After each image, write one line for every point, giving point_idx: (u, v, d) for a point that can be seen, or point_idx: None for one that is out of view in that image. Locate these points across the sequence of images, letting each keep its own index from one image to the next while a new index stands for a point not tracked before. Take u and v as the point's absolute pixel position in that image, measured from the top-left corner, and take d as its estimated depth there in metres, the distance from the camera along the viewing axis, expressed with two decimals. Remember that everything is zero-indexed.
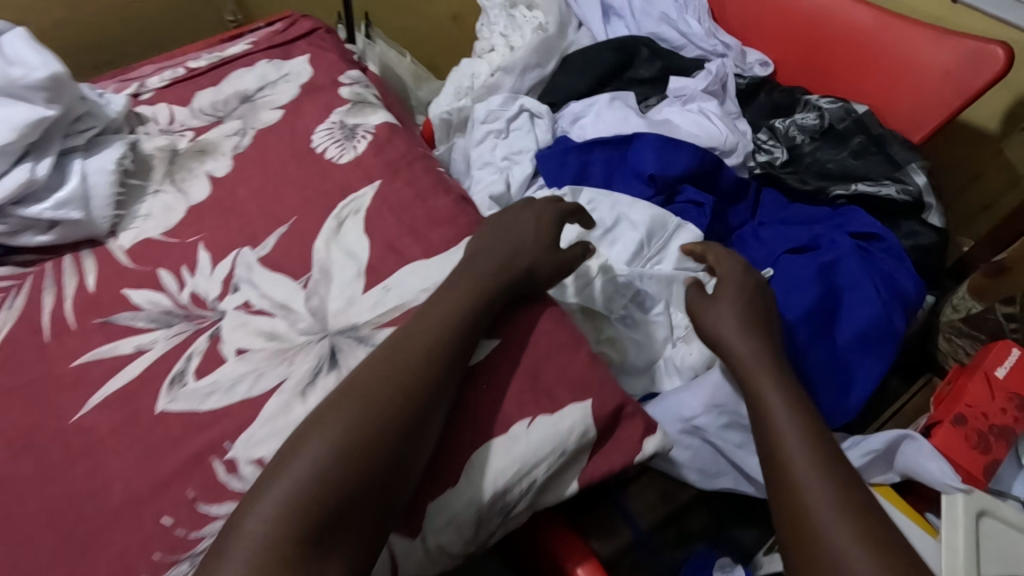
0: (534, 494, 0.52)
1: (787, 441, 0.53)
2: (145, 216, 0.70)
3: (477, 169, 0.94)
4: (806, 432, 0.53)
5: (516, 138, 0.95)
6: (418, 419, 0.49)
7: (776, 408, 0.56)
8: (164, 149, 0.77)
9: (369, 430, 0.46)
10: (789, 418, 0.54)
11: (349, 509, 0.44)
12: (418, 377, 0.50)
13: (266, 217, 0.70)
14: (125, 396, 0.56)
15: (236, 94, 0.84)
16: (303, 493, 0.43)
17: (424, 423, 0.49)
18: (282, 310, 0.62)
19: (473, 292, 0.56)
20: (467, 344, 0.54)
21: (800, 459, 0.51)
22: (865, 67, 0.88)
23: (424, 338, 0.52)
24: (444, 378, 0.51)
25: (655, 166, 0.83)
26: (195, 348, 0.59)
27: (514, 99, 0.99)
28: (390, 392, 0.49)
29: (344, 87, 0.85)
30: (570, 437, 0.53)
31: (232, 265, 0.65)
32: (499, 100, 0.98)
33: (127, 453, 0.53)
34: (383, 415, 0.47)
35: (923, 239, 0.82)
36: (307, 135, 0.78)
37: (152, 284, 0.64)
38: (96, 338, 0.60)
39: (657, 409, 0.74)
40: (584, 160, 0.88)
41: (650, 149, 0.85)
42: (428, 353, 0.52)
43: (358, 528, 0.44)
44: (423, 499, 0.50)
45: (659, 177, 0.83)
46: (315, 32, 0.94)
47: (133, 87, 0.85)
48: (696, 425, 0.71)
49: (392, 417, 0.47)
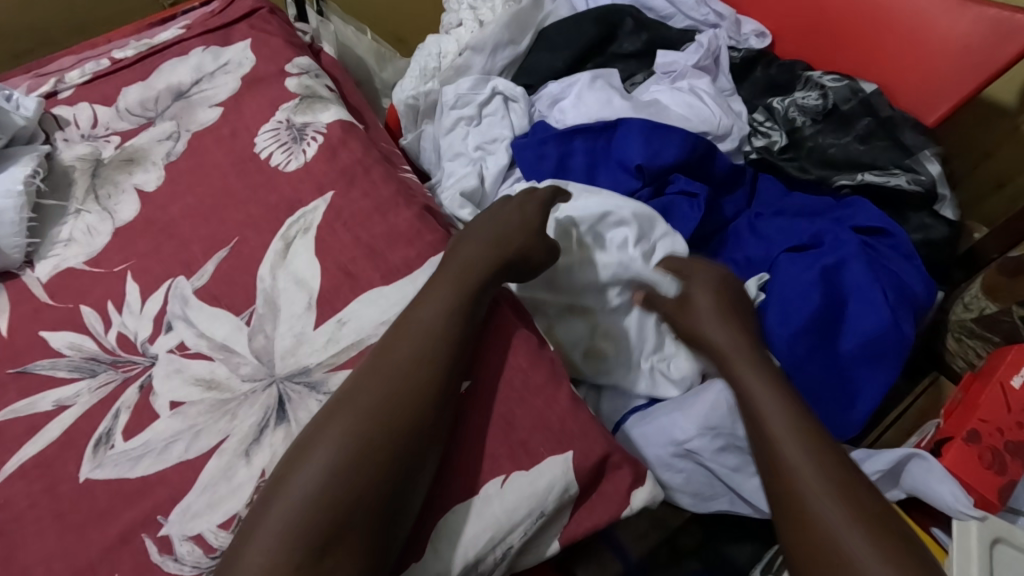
0: (510, 560, 0.47)
1: (796, 464, 0.48)
2: (66, 242, 0.62)
3: (448, 160, 0.85)
4: (813, 468, 0.47)
5: (489, 125, 0.86)
6: (398, 475, 0.43)
7: (783, 421, 0.51)
8: (86, 159, 0.68)
9: (337, 502, 0.41)
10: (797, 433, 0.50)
11: (349, 522, 0.41)
12: (414, 378, 0.47)
13: (203, 239, 0.61)
14: (44, 462, 0.49)
15: (168, 89, 0.74)
16: (300, 512, 0.41)
17: (423, 427, 0.45)
18: (223, 352, 0.54)
19: (461, 288, 0.52)
20: (449, 368, 0.48)
21: (810, 489, 0.47)
22: (875, 40, 0.79)
23: (393, 381, 0.46)
24: (445, 374, 0.48)
25: (642, 155, 0.74)
26: (123, 401, 0.52)
27: (485, 80, 0.88)
28: (383, 398, 0.46)
29: (291, 78, 0.75)
30: (549, 496, 0.47)
31: (164, 299, 0.58)
32: (468, 82, 0.87)
33: (47, 533, 0.46)
34: (379, 422, 0.45)
35: (934, 232, 0.75)
36: (249, 138, 0.69)
37: (74, 325, 0.57)
38: (10, 392, 0.53)
39: (643, 430, 0.66)
40: (563, 150, 0.78)
41: (637, 136, 0.75)
42: (397, 399, 0.45)
43: (362, 540, 0.41)
44: (432, 513, 0.46)
45: (647, 167, 0.74)
46: (258, 12, 0.83)
47: (49, 83, 0.74)
48: (688, 449, 0.64)
49: (364, 479, 0.42)
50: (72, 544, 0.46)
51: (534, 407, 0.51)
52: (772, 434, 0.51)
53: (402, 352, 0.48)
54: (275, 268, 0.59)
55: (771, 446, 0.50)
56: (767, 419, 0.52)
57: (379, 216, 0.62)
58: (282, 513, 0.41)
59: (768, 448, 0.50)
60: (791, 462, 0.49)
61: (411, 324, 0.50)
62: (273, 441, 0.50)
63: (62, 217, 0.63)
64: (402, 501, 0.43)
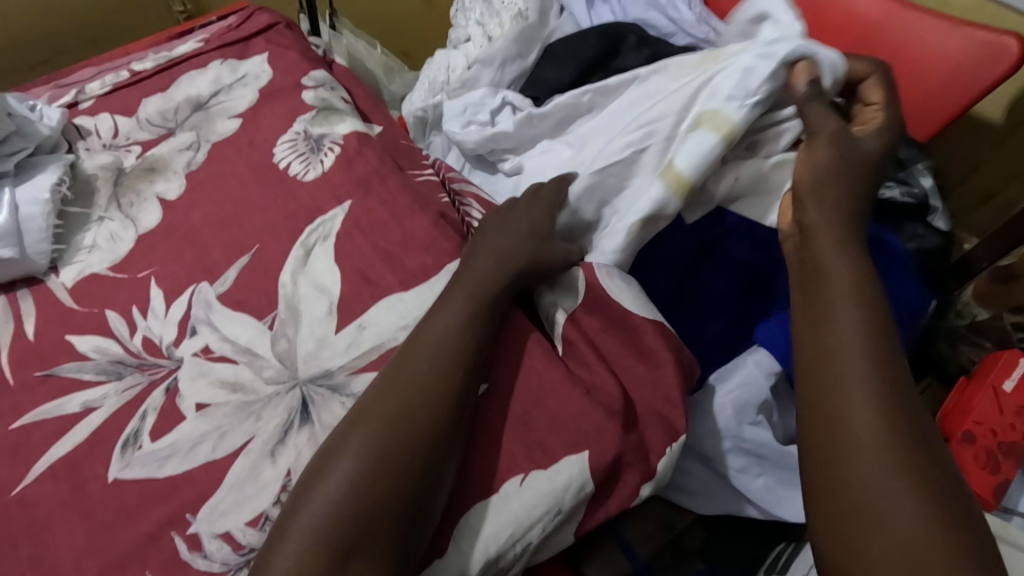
0: (529, 556, 0.49)
1: (856, 446, 0.41)
2: (90, 248, 0.63)
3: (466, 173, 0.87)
4: (876, 400, 0.42)
5: None
6: (416, 497, 0.44)
7: (851, 394, 0.43)
8: (109, 167, 0.69)
9: (362, 510, 0.43)
10: (865, 410, 0.42)
11: (374, 527, 0.42)
12: (431, 386, 0.48)
13: (225, 246, 0.63)
14: (72, 462, 0.50)
15: (187, 100, 0.76)
16: (330, 518, 0.42)
17: (445, 434, 0.47)
18: (246, 355, 0.56)
19: (475, 299, 0.54)
20: (466, 377, 0.50)
21: (862, 474, 0.40)
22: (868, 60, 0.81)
23: (405, 406, 0.47)
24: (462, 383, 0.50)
25: None
26: (150, 403, 0.53)
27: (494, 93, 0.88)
28: (403, 407, 0.47)
29: (308, 91, 0.77)
30: (566, 494, 0.49)
31: (188, 304, 0.59)
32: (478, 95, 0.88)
33: (77, 531, 0.47)
34: (399, 430, 0.46)
35: (928, 242, 0.78)
36: (268, 148, 0.71)
37: (99, 329, 0.58)
38: (37, 394, 0.54)
39: None
40: None
41: None
42: (411, 424, 0.46)
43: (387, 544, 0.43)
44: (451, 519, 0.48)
45: None
46: (275, 27, 0.85)
47: (71, 94, 0.76)
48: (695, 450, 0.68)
49: (379, 508, 0.43)
50: (104, 542, 0.47)
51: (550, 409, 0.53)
52: (831, 405, 0.43)
53: (416, 376, 0.49)
54: (296, 275, 0.61)
55: (821, 418, 0.43)
56: (829, 382, 0.44)
57: (396, 224, 0.64)
58: (297, 542, 0.42)
59: (823, 419, 0.43)
60: (847, 442, 0.41)
61: (422, 347, 0.50)
62: (298, 441, 0.51)
63: (85, 223, 0.65)
64: (423, 510, 0.45)
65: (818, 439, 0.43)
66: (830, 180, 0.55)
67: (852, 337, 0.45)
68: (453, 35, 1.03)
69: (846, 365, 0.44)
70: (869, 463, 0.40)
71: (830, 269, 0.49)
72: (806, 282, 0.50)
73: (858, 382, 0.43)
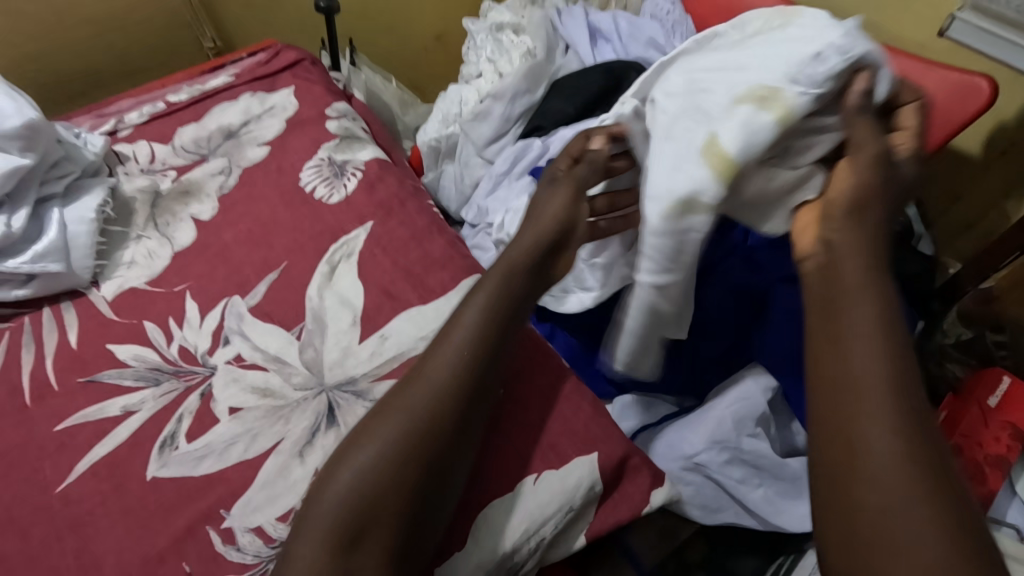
0: (542, 552, 0.52)
1: (878, 498, 0.38)
2: (129, 264, 0.68)
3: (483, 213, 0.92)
4: (886, 428, 0.40)
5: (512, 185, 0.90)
6: (420, 502, 0.47)
7: (866, 418, 0.40)
8: (146, 191, 0.74)
9: (378, 489, 0.46)
10: (889, 454, 0.39)
11: (385, 509, 0.45)
12: (454, 381, 0.50)
13: (255, 262, 0.68)
14: (114, 461, 0.54)
15: (219, 129, 0.82)
16: (349, 501, 0.45)
17: (462, 431, 0.50)
18: (276, 363, 0.60)
19: (503, 291, 0.55)
20: (485, 376, 0.52)
21: (887, 528, 0.37)
22: None
23: (416, 413, 0.49)
24: (482, 380, 0.52)
25: None
26: (185, 408, 0.57)
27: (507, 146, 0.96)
28: (426, 400, 0.49)
29: (331, 121, 0.83)
30: (577, 492, 0.53)
31: (222, 315, 0.63)
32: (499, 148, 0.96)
33: (118, 526, 0.51)
34: (421, 423, 0.48)
35: (913, 264, 0.81)
36: (295, 173, 0.76)
37: (138, 338, 0.62)
38: (81, 399, 0.58)
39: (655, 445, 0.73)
40: None
41: None
42: (427, 425, 0.48)
43: (395, 525, 0.46)
44: (469, 515, 0.51)
45: None
46: (301, 63, 0.92)
47: (111, 123, 0.82)
48: (697, 463, 0.70)
49: (381, 511, 0.45)
50: (143, 536, 0.50)
51: (559, 413, 0.56)
52: (850, 449, 0.40)
53: (427, 385, 0.50)
54: (322, 289, 0.65)
55: (840, 468, 0.40)
56: (846, 424, 0.41)
57: (415, 244, 0.69)
58: (319, 523, 0.45)
59: (840, 465, 0.40)
60: (869, 492, 0.39)
61: (436, 353, 0.52)
62: (326, 443, 0.55)
63: (124, 241, 0.69)
64: (436, 498, 0.48)
65: (833, 486, 0.40)
66: (866, 198, 0.48)
67: (878, 373, 0.41)
68: (465, 71, 1.10)
69: (867, 405, 0.41)
70: (895, 517, 0.37)
71: (848, 284, 0.45)
72: (827, 308, 0.46)
73: (873, 407, 0.41)
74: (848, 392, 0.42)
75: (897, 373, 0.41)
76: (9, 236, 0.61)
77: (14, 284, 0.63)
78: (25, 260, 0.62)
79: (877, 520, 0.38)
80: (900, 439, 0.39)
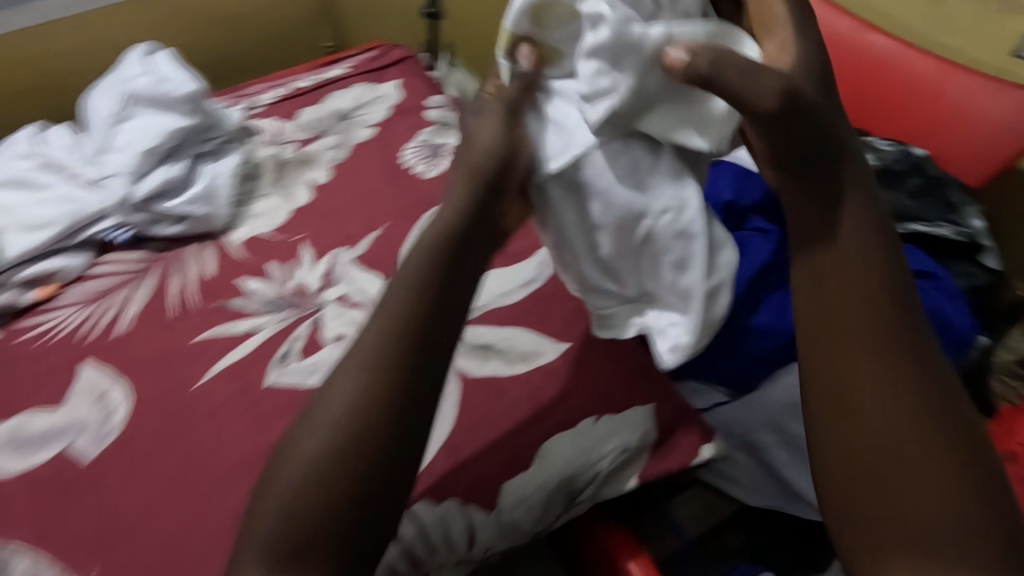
0: (598, 484, 0.57)
1: (874, 433, 0.40)
2: (256, 216, 0.79)
3: None
4: (888, 401, 0.41)
5: None
6: (368, 513, 0.39)
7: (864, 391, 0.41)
8: (273, 158, 0.86)
9: (321, 485, 0.39)
10: (886, 400, 0.41)
11: (321, 526, 0.38)
12: (388, 364, 0.42)
13: (361, 221, 0.78)
14: (240, 370, 0.64)
15: (334, 112, 0.94)
16: (284, 518, 0.38)
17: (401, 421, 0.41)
18: (374, 304, 0.69)
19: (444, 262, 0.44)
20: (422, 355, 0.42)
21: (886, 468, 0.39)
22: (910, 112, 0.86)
23: (354, 389, 0.41)
24: (417, 370, 0.42)
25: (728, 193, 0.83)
26: (298, 333, 0.67)
27: None
28: (354, 395, 0.41)
29: (430, 110, 0.94)
30: (634, 435, 0.58)
31: (331, 263, 0.73)
32: None
33: (241, 420, 0.60)
34: (350, 419, 0.40)
35: (978, 279, 0.79)
36: (397, 151, 0.87)
37: (261, 275, 0.73)
38: (214, 319, 0.69)
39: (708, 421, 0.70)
40: None
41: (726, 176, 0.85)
42: (360, 427, 0.40)
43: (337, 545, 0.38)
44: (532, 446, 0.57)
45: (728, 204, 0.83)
46: (406, 61, 1.03)
47: (246, 102, 0.95)
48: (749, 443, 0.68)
49: (321, 516, 0.38)
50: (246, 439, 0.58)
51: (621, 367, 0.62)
52: (844, 392, 0.42)
53: (355, 363, 0.42)
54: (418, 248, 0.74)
55: (844, 437, 0.41)
56: (846, 396, 0.42)
57: None
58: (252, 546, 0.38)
59: (837, 411, 0.42)
60: (862, 433, 0.41)
61: (367, 333, 0.43)
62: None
63: (252, 197, 0.81)
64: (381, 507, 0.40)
65: (834, 427, 0.41)
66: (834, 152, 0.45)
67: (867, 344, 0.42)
68: None
69: (858, 349, 0.42)
70: (885, 449, 0.40)
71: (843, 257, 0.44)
72: (817, 270, 0.45)
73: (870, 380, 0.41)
74: (841, 339, 0.43)
75: (886, 315, 0.43)
76: (170, 181, 0.74)
77: (168, 223, 0.75)
78: (181, 202, 0.74)
79: (876, 455, 0.40)
80: (892, 381, 0.41)
